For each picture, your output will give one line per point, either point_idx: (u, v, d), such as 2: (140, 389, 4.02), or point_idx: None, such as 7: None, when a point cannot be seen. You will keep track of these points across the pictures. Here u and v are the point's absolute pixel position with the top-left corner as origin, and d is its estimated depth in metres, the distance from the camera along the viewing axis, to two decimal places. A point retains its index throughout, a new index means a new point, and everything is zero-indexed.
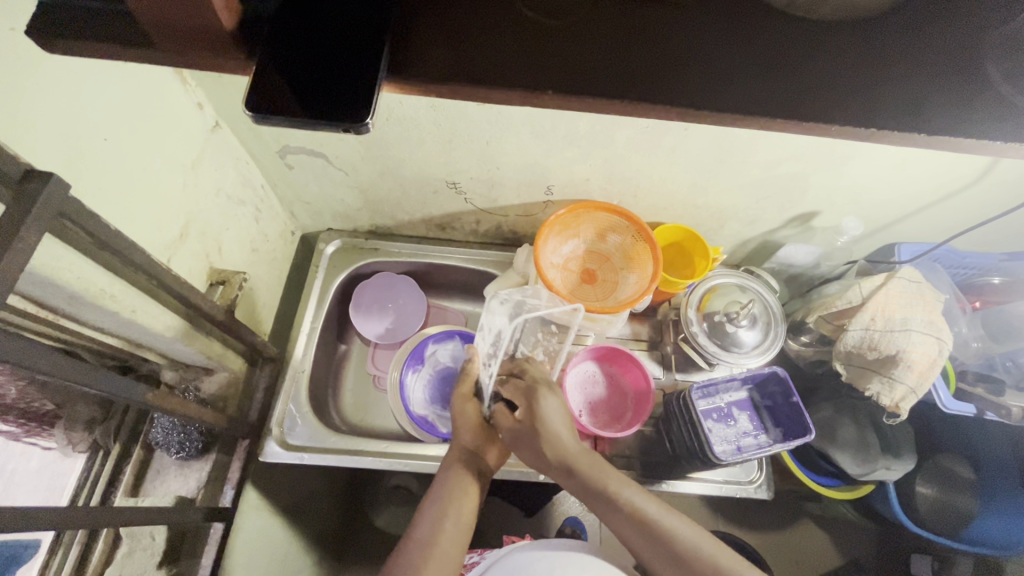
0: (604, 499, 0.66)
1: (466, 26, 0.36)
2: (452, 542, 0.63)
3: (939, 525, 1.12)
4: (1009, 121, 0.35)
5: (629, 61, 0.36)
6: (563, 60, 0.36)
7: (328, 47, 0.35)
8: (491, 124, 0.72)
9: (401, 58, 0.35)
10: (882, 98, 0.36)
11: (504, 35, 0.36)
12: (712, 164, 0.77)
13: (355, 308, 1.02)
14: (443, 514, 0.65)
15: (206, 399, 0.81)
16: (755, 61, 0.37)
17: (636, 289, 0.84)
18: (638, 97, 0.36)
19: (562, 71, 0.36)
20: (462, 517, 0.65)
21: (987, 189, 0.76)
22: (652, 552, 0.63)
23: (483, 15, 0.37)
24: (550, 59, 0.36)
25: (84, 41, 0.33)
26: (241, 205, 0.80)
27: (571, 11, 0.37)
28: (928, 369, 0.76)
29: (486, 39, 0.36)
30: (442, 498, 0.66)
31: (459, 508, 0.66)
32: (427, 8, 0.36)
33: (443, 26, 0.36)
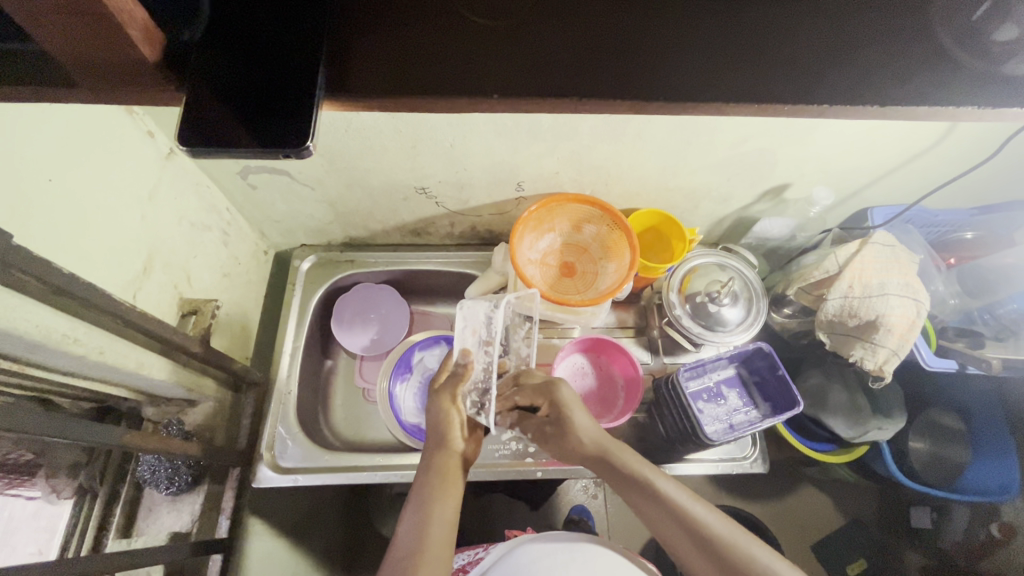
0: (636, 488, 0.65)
1: (404, 34, 0.35)
2: (440, 535, 0.62)
3: (933, 475, 1.18)
4: (952, 88, 0.36)
5: (578, 62, 0.36)
6: (509, 64, 0.35)
7: (264, 67, 0.33)
8: (452, 127, 0.70)
9: (337, 74, 0.34)
10: (836, 74, 0.36)
11: (446, 39, 0.35)
12: (680, 146, 0.77)
13: (337, 322, 1.01)
14: (427, 513, 0.64)
15: (192, 430, 0.78)
16: (708, 55, 0.36)
17: (615, 278, 0.84)
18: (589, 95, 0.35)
19: (507, 75, 0.35)
20: (442, 508, 0.65)
21: (953, 147, 0.76)
22: (683, 546, 0.61)
23: (418, 18, 0.35)
24: (496, 61, 0.35)
25: (7, 87, 0.32)
26: (206, 230, 0.79)
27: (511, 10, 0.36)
28: (908, 331, 0.76)
29: (424, 44, 0.35)
30: (424, 498, 0.66)
31: (447, 502, 0.66)
32: (359, 17, 0.35)
33: (377, 35, 0.35)
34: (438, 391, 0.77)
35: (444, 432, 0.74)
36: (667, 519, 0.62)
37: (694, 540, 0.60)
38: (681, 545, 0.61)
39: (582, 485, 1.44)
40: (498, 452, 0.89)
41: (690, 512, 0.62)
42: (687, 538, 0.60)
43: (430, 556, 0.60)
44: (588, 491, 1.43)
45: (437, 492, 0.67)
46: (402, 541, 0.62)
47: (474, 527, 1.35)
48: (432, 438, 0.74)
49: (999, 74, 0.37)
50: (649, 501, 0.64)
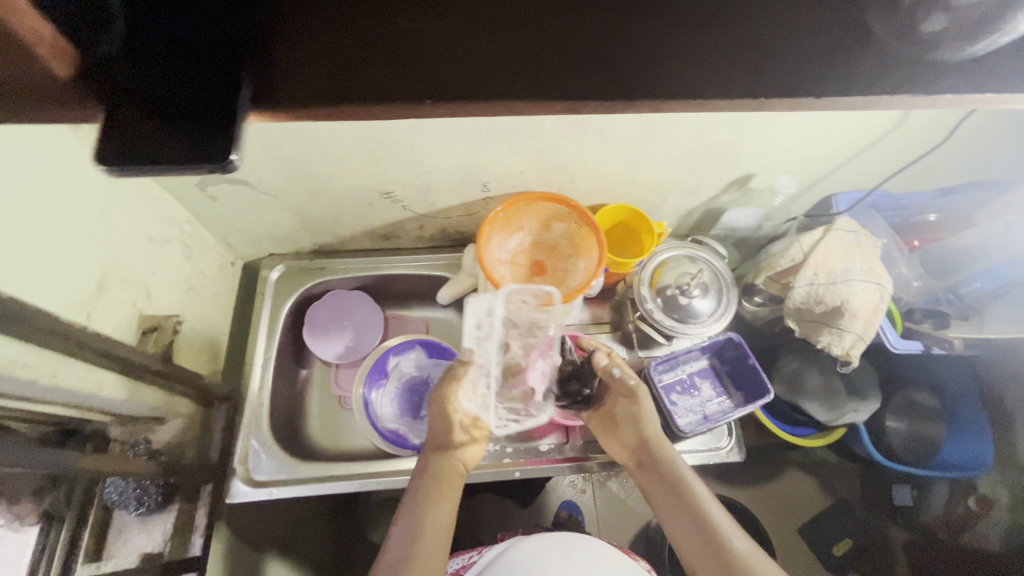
0: (664, 482, 0.74)
1: (325, 43, 0.34)
2: (436, 538, 0.69)
3: (910, 455, 1.22)
4: (883, 77, 0.37)
5: (513, 61, 0.35)
6: (439, 64, 0.34)
7: (184, 78, 0.32)
8: (410, 130, 0.69)
9: (262, 86, 0.33)
10: (767, 68, 0.36)
11: (376, 47, 0.34)
12: (642, 141, 0.77)
13: (310, 331, 0.99)
14: (424, 518, 0.71)
15: (160, 449, 0.77)
16: (642, 52, 0.36)
17: (585, 275, 0.84)
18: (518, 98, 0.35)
19: (436, 79, 0.34)
20: (440, 510, 0.72)
21: (908, 133, 0.77)
22: (688, 541, 0.69)
23: (341, 24, 0.34)
24: (428, 67, 0.34)
25: None
26: (165, 245, 0.77)
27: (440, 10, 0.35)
28: (872, 315, 0.77)
29: (346, 51, 0.34)
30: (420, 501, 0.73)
31: (442, 506, 0.73)
32: (278, 24, 0.34)
33: (297, 44, 0.34)
34: (440, 391, 0.84)
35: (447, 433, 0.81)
36: (683, 512, 0.70)
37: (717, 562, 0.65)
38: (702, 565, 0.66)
39: (570, 480, 1.44)
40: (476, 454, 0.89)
41: (705, 510, 0.69)
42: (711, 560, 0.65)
43: (422, 559, 0.66)
44: (576, 485, 1.44)
45: (434, 497, 0.73)
46: (398, 541, 0.69)
47: (463, 529, 1.34)
48: (434, 437, 0.81)
49: (933, 60, 0.37)
50: (671, 494, 0.72)
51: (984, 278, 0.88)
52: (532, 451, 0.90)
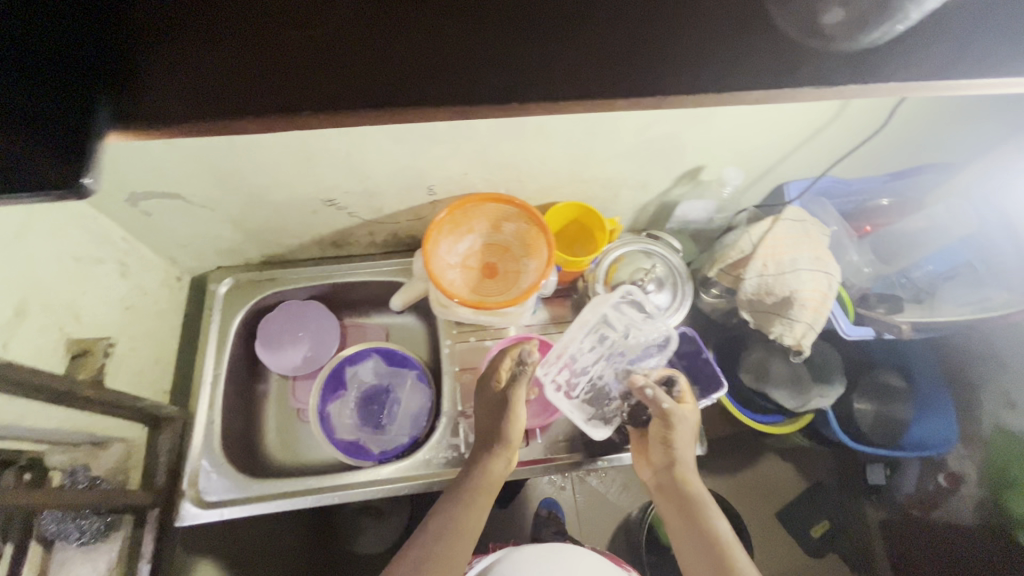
0: (687, 512, 0.73)
1: (202, 59, 0.33)
2: (467, 540, 0.70)
3: (881, 437, 1.21)
4: (788, 70, 0.36)
5: (401, 69, 0.34)
6: (323, 77, 0.33)
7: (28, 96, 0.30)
8: (342, 136, 0.68)
9: (138, 107, 0.32)
10: (667, 64, 0.36)
11: (258, 61, 0.33)
12: (584, 138, 0.76)
13: (264, 343, 0.97)
14: (457, 521, 0.70)
15: (101, 476, 0.74)
16: (536, 52, 0.35)
17: (536, 275, 0.83)
18: (407, 106, 0.33)
19: (327, 90, 0.33)
20: (475, 515, 0.72)
21: (850, 120, 0.76)
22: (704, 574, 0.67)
23: (217, 39, 0.33)
24: (315, 78, 0.33)
25: None
26: (96, 264, 0.74)
27: (321, 18, 0.34)
28: (821, 304, 0.77)
29: (226, 66, 0.33)
30: (455, 504, 0.72)
31: (477, 510, 0.72)
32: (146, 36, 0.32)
33: (166, 59, 0.33)
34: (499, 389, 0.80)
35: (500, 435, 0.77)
36: (701, 545, 0.69)
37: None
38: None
39: (549, 478, 1.44)
40: (433, 458, 0.87)
41: (724, 548, 0.67)
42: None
43: (449, 561, 0.67)
44: (555, 483, 1.43)
45: (474, 499, 0.73)
46: (430, 539, 0.69)
47: None
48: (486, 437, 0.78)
49: (837, 50, 0.36)
50: (692, 525, 0.71)
51: (935, 262, 0.90)
52: None
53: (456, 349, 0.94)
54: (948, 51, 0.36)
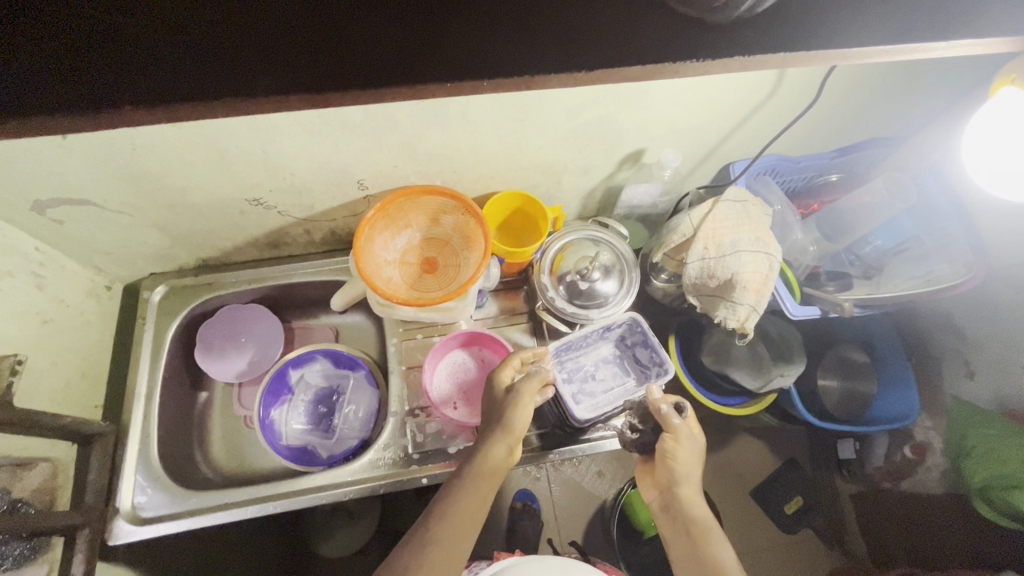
0: (691, 536, 0.70)
1: (80, 69, 0.35)
2: (459, 534, 0.65)
3: (845, 411, 1.23)
4: (656, 47, 0.36)
5: (276, 65, 0.35)
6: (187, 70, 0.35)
7: None
8: (250, 131, 0.64)
9: (7, 106, 0.34)
10: (531, 48, 0.36)
11: (137, 66, 0.35)
12: (514, 124, 0.73)
13: (204, 352, 0.94)
14: (448, 520, 0.65)
15: (26, 497, 0.70)
16: (402, 41, 0.35)
17: (475, 268, 0.80)
18: (280, 95, 0.34)
19: (195, 89, 0.35)
20: (470, 509, 0.67)
21: (785, 95, 0.75)
22: None
23: (96, 50, 0.35)
24: (184, 72, 0.35)
25: None
26: (3, 277, 0.70)
27: (191, 26, 0.36)
28: (763, 286, 0.76)
29: (102, 71, 0.35)
30: (454, 493, 0.68)
31: (477, 501, 0.68)
32: (23, 44, 0.35)
33: (35, 63, 0.35)
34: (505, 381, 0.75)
35: (510, 424, 0.72)
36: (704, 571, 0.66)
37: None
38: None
39: (523, 470, 1.42)
40: (378, 461, 0.84)
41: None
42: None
43: (442, 553, 0.63)
44: (528, 475, 1.42)
45: (470, 494, 0.68)
46: (420, 541, 0.64)
47: None
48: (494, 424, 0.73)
49: (706, 24, 0.36)
50: (695, 550, 0.69)
51: (882, 237, 0.91)
52: (439, 454, 0.85)
53: (403, 347, 0.92)
54: (812, 21, 0.37)
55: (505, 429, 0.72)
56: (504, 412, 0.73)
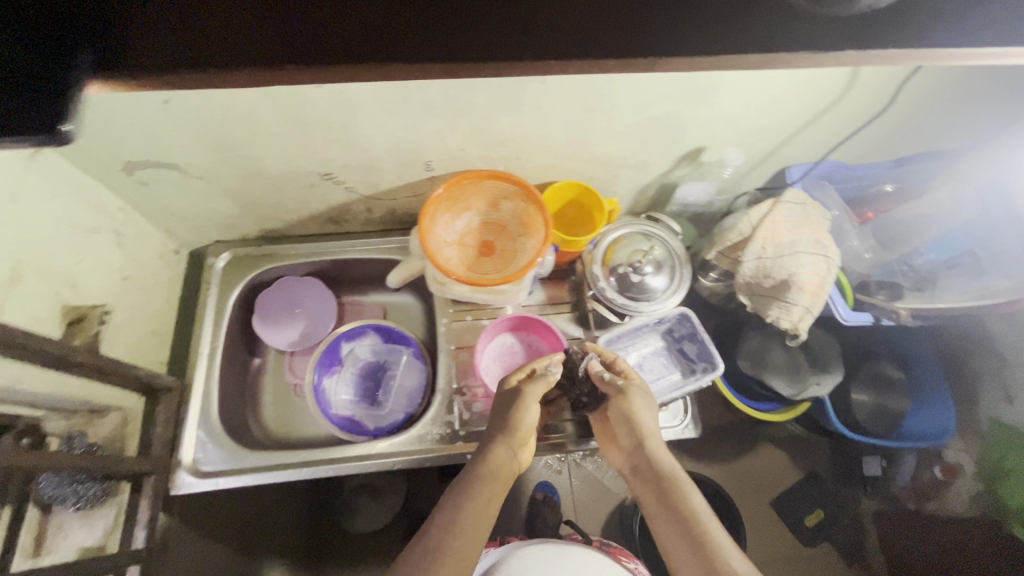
0: (662, 492, 0.68)
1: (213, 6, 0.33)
2: (477, 523, 0.64)
3: (876, 427, 1.22)
4: (784, 32, 0.35)
5: None
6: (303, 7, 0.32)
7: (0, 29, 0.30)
8: (337, 106, 0.67)
9: (122, 43, 0.30)
10: (657, 23, 0.35)
11: None
12: (584, 113, 0.75)
13: (260, 318, 0.98)
14: (465, 510, 0.65)
15: (97, 444, 0.74)
16: (535, 5, 0.34)
17: (533, 254, 0.83)
18: (397, 56, 0.33)
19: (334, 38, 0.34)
20: (487, 500, 0.67)
21: (858, 97, 0.75)
22: (680, 555, 0.63)
23: None
24: None
25: None
26: (93, 233, 0.74)
27: None
28: (820, 288, 0.77)
29: None
30: (463, 491, 0.67)
31: (491, 501, 0.67)
32: None
33: None
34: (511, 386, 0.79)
35: (515, 426, 0.75)
36: (675, 521, 0.65)
37: (701, 563, 0.60)
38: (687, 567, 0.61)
39: (544, 462, 1.45)
40: (426, 435, 0.87)
41: (700, 524, 0.63)
42: (697, 560, 0.61)
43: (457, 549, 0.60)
44: (550, 467, 1.44)
45: (485, 488, 0.68)
46: (436, 530, 0.62)
47: None
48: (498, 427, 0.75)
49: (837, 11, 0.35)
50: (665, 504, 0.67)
51: (935, 250, 0.90)
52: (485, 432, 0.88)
53: (452, 328, 0.95)
54: (948, 10, 0.36)
55: (512, 432, 0.74)
56: (509, 415, 0.76)
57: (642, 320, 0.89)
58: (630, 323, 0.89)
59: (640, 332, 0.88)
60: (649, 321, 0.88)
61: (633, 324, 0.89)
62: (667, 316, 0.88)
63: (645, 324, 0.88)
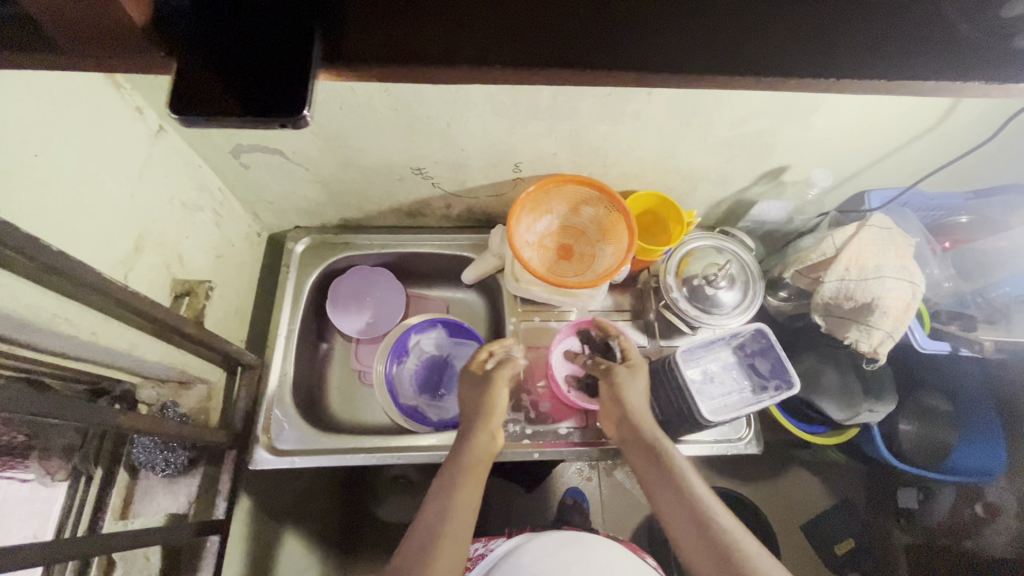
0: (654, 461, 0.72)
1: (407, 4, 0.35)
2: (465, 511, 0.67)
3: (919, 457, 1.18)
4: (958, 63, 0.36)
5: None
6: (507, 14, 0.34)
7: (243, 22, 0.32)
8: (447, 104, 0.69)
9: (350, 42, 0.33)
10: (837, 42, 0.36)
11: None
12: (680, 126, 0.76)
13: (333, 304, 1.00)
14: (450, 502, 0.67)
15: (186, 413, 0.77)
16: (721, 23, 0.35)
17: (613, 260, 0.84)
18: (586, 66, 0.34)
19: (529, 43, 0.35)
20: (473, 485, 0.70)
21: (954, 125, 0.76)
22: (676, 519, 0.67)
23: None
24: None
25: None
26: (197, 211, 0.77)
27: None
28: (903, 313, 0.77)
29: None
30: (443, 483, 0.70)
31: (469, 485, 0.70)
32: None
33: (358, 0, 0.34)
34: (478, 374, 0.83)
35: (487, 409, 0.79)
36: (669, 487, 0.69)
37: (697, 527, 0.65)
38: (683, 532, 0.66)
39: (575, 467, 1.44)
40: None
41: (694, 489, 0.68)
42: (691, 525, 0.65)
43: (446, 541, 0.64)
44: (582, 473, 1.43)
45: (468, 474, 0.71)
46: (426, 524, 0.65)
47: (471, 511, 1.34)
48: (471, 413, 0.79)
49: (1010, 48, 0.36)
50: (661, 472, 0.71)
51: (1013, 284, 0.88)
52: (551, 432, 0.89)
53: (521, 327, 0.96)
54: None
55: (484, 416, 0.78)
56: (479, 403, 0.80)
57: (719, 334, 0.88)
58: (705, 337, 0.88)
59: (715, 345, 0.88)
60: (725, 336, 0.87)
61: (708, 338, 0.88)
62: (744, 332, 0.87)
63: (721, 339, 0.87)
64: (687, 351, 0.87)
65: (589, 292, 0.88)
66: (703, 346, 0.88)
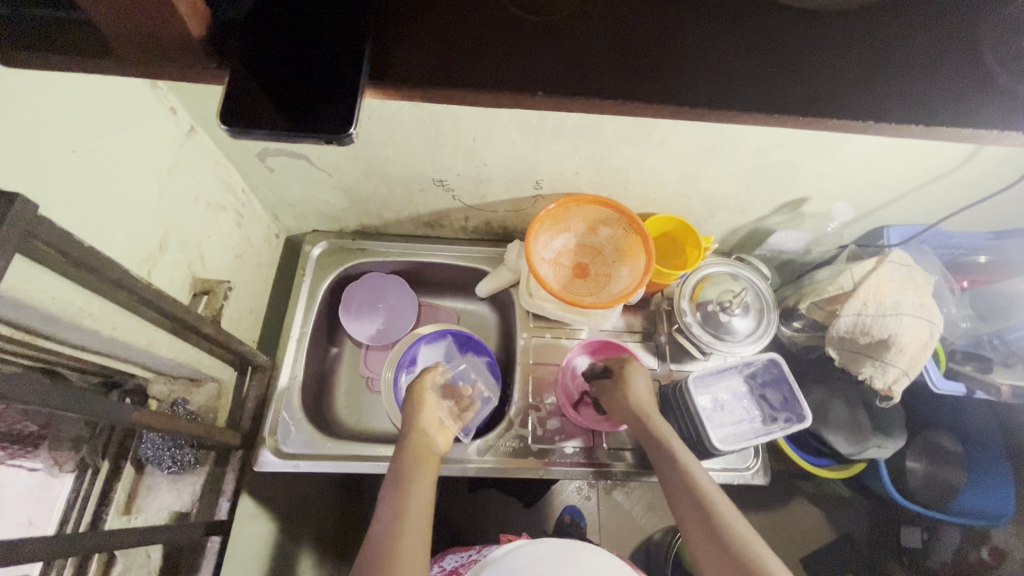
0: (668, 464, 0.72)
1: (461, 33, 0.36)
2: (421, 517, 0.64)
3: (927, 496, 1.15)
4: (1001, 112, 0.35)
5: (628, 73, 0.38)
6: (550, 45, 0.35)
7: (296, 40, 0.33)
8: (475, 120, 0.70)
9: (396, 62, 0.34)
10: (875, 87, 0.36)
11: None
12: (703, 153, 0.77)
13: (345, 311, 1.01)
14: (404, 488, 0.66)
15: (195, 411, 0.78)
16: (761, 64, 0.36)
17: (629, 281, 0.84)
18: (623, 99, 0.34)
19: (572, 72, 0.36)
20: (425, 497, 0.67)
21: (979, 168, 0.76)
22: (689, 523, 0.66)
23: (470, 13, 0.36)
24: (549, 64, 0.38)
25: (58, 57, 0.31)
26: (221, 211, 0.78)
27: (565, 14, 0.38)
28: (920, 352, 0.76)
29: None
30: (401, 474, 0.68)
31: (423, 478, 0.68)
32: None
33: (408, 24, 0.35)
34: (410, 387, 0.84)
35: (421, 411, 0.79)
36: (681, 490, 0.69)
37: (707, 529, 0.64)
38: (693, 535, 0.65)
39: (575, 486, 1.40)
40: (502, 446, 0.88)
41: (709, 494, 0.67)
42: (700, 526, 0.65)
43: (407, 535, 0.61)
44: (581, 491, 1.38)
45: (420, 472, 0.69)
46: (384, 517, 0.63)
47: (467, 524, 1.32)
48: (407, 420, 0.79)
49: None
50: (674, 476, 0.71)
51: None
52: (559, 450, 0.88)
53: (532, 343, 0.96)
54: None
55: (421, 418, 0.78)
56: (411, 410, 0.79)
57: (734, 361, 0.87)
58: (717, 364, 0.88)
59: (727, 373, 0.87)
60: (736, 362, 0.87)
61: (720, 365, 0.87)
62: (756, 360, 0.86)
63: (735, 366, 0.86)
64: (700, 377, 0.86)
65: (602, 312, 0.88)
66: (716, 373, 0.87)
